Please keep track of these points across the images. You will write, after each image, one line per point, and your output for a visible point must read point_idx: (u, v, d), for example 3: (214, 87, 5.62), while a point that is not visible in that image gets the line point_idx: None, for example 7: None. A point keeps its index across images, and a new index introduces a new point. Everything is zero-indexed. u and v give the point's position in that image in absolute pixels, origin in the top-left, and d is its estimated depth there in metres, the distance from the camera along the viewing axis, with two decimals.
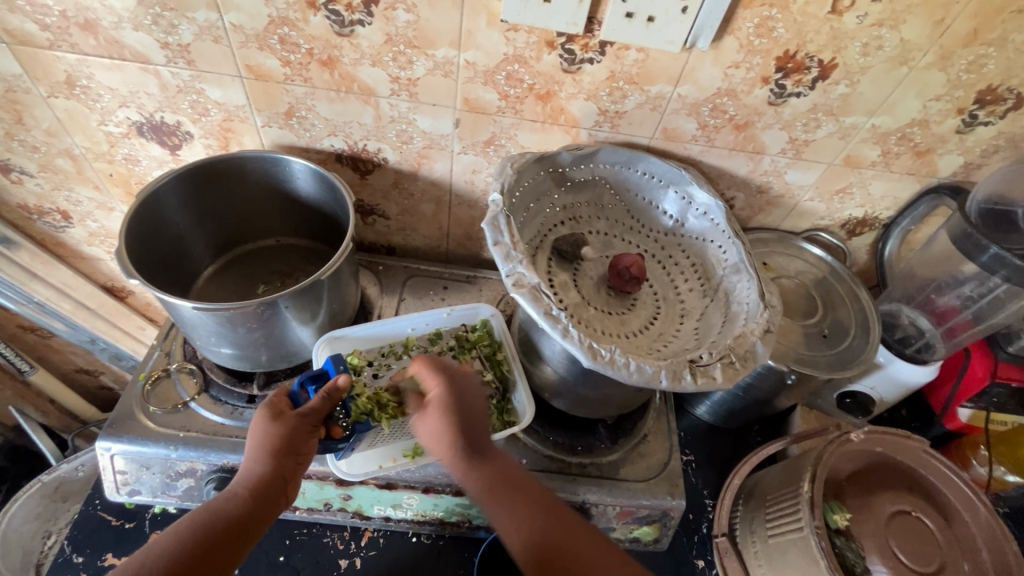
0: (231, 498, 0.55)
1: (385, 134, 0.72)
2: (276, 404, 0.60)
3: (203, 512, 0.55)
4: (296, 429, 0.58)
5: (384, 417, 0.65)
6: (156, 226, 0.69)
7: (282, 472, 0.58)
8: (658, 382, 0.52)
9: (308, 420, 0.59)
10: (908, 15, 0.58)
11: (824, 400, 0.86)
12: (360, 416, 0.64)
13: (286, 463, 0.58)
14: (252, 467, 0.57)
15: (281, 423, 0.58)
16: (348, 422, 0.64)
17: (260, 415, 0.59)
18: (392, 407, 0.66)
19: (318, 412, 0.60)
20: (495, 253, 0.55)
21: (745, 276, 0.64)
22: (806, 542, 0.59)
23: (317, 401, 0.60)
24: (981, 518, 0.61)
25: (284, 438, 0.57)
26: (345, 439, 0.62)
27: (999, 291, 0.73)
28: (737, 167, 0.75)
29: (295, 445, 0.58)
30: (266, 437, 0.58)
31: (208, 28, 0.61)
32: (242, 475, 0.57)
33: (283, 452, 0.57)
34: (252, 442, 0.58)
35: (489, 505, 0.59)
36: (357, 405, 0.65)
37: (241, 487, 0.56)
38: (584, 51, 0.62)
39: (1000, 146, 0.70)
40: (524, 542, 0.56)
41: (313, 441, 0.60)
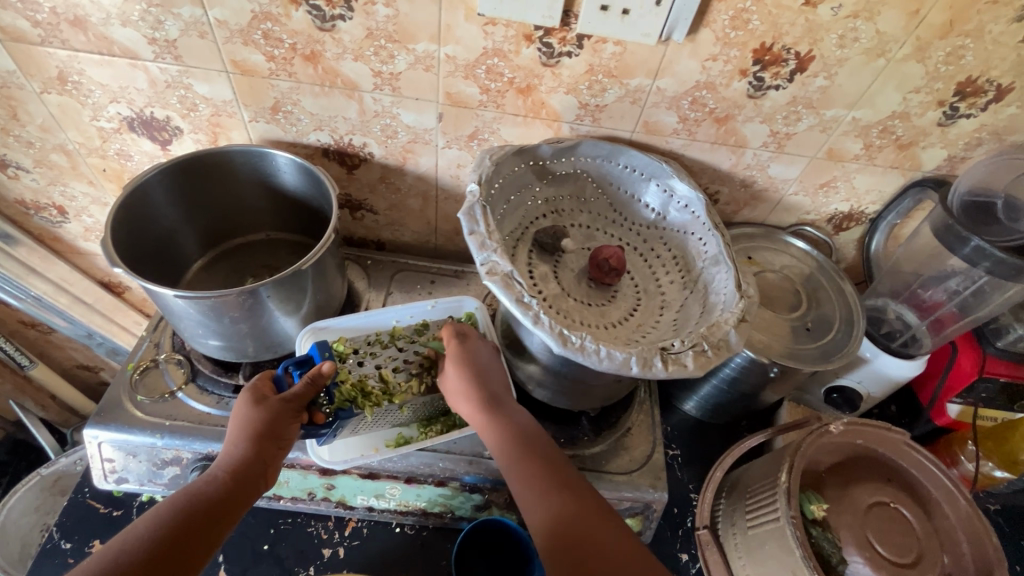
0: (212, 481, 0.56)
1: (370, 129, 0.73)
2: (260, 388, 0.61)
3: (183, 495, 0.55)
4: (278, 414, 0.59)
5: (368, 405, 0.65)
6: (144, 218, 0.70)
7: (263, 456, 0.59)
8: (629, 369, 0.53)
9: (290, 405, 0.60)
10: (882, 6, 0.58)
11: (811, 395, 0.86)
12: (343, 403, 0.64)
13: (266, 447, 0.59)
14: (232, 451, 0.58)
15: (263, 407, 0.59)
16: (331, 408, 0.63)
17: (242, 400, 0.60)
18: (376, 395, 0.67)
19: (300, 398, 0.61)
20: (469, 242, 0.56)
21: (723, 267, 0.64)
22: (782, 532, 0.59)
23: (300, 386, 0.61)
24: (961, 509, 0.61)
25: (266, 422, 0.59)
26: (326, 425, 0.63)
27: (983, 283, 0.73)
28: (720, 161, 0.76)
29: (276, 429, 0.59)
30: (248, 421, 0.59)
31: (193, 24, 0.63)
32: (223, 459, 0.58)
33: (264, 437, 0.59)
34: (234, 426, 0.59)
35: (508, 462, 0.60)
36: (340, 393, 0.64)
37: (222, 470, 0.57)
38: (562, 44, 0.63)
39: (983, 139, 0.70)
40: (543, 498, 0.57)
41: (294, 426, 0.61)
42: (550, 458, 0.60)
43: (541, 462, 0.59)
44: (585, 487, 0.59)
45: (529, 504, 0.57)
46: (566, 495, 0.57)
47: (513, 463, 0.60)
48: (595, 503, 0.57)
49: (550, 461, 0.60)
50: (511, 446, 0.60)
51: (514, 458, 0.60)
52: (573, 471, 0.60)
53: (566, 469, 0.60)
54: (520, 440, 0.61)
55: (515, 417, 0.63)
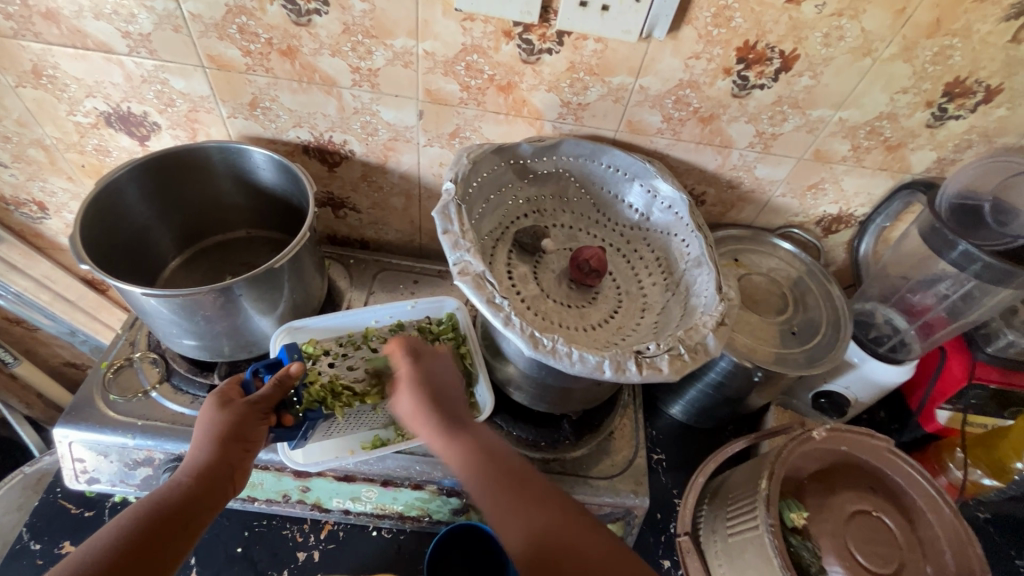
0: (176, 487, 0.54)
1: (350, 126, 0.72)
2: (227, 390, 0.60)
3: (145, 503, 0.53)
4: (244, 416, 0.58)
5: (337, 405, 0.67)
6: (118, 214, 0.69)
7: (229, 460, 0.57)
8: (602, 372, 0.51)
9: (258, 407, 0.59)
10: (868, 4, 0.57)
11: (798, 399, 0.85)
12: (313, 403, 0.65)
13: (233, 450, 0.57)
14: (197, 455, 0.56)
15: (229, 410, 0.58)
16: (301, 408, 0.64)
17: (208, 403, 0.59)
18: (347, 395, 0.68)
19: (268, 399, 0.60)
20: (442, 241, 0.55)
21: (705, 269, 0.63)
22: (760, 541, 0.58)
23: (267, 387, 0.60)
24: (946, 519, 0.60)
25: (232, 424, 0.57)
26: (296, 426, 0.62)
27: (971, 287, 0.71)
28: (705, 161, 0.74)
29: (243, 431, 0.58)
30: (214, 424, 0.57)
31: (167, 17, 0.62)
32: (188, 464, 0.56)
33: (231, 439, 0.57)
34: (199, 431, 0.58)
35: (474, 487, 0.56)
36: (310, 393, 0.65)
37: (186, 476, 0.55)
38: (542, 41, 0.62)
39: (972, 141, 0.69)
40: (518, 519, 0.54)
41: (263, 428, 0.60)
42: (518, 472, 0.58)
43: (509, 480, 0.57)
44: (559, 495, 0.57)
45: (504, 528, 0.54)
46: (542, 511, 0.55)
47: (481, 487, 0.56)
48: (572, 511, 0.55)
49: (520, 476, 0.57)
50: (476, 469, 0.57)
51: (482, 481, 0.56)
52: (542, 481, 0.58)
53: (535, 481, 0.57)
54: (484, 457, 0.58)
55: (473, 433, 0.60)
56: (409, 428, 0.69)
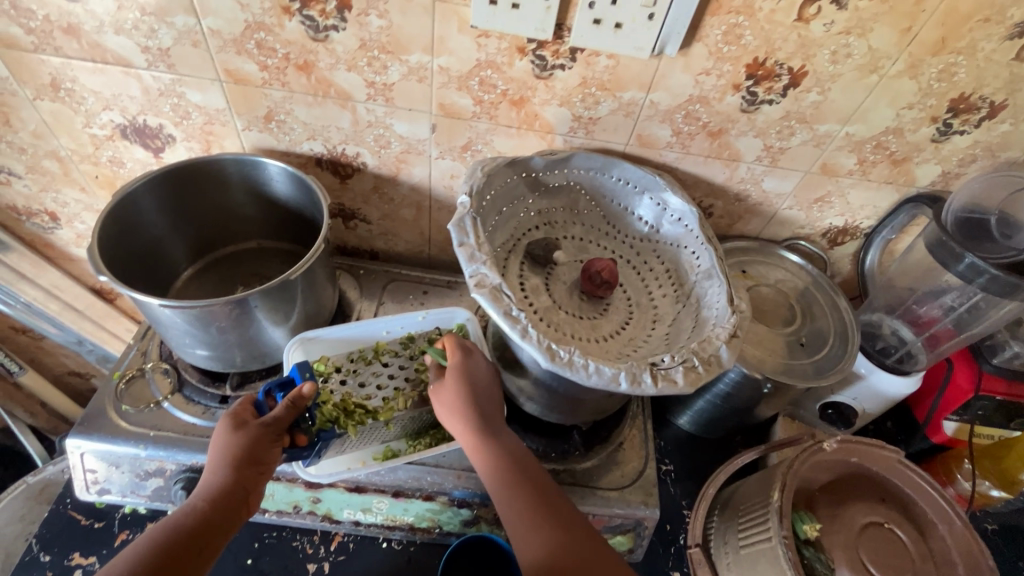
0: (192, 511, 0.55)
1: (363, 138, 0.73)
2: (240, 413, 0.61)
3: (161, 529, 0.54)
4: (256, 439, 0.58)
5: (350, 424, 0.66)
6: (134, 226, 0.70)
7: (243, 483, 0.58)
8: (618, 384, 0.52)
9: (270, 429, 0.59)
10: (875, 23, 0.58)
11: (806, 410, 0.85)
12: (325, 423, 0.65)
13: (245, 473, 0.58)
14: (212, 479, 0.57)
15: (242, 433, 0.58)
16: (314, 428, 0.63)
17: (222, 426, 0.60)
18: (359, 413, 0.68)
19: (280, 421, 0.60)
20: (459, 253, 0.55)
21: (716, 281, 0.64)
22: (774, 552, 0.58)
23: (279, 410, 0.60)
24: (957, 532, 0.60)
25: (244, 448, 0.57)
26: (310, 446, 0.63)
27: (979, 300, 0.72)
28: (714, 174, 0.75)
29: (255, 454, 0.58)
30: (227, 447, 0.58)
31: (187, 33, 0.63)
32: (203, 488, 0.57)
33: (244, 463, 0.57)
34: (213, 454, 0.58)
35: (499, 491, 0.59)
36: (322, 414, 0.65)
37: (202, 499, 0.56)
38: (555, 57, 0.63)
39: (977, 155, 0.70)
40: (532, 526, 0.56)
41: (276, 450, 0.60)
42: (541, 485, 0.60)
43: (535, 491, 0.59)
44: (575, 515, 0.59)
45: (521, 538, 0.56)
46: (560, 530, 0.56)
47: (506, 493, 0.59)
48: (586, 533, 0.57)
49: (543, 490, 0.60)
50: (501, 468, 0.60)
51: (509, 489, 0.59)
52: (561, 497, 0.60)
53: (556, 496, 0.60)
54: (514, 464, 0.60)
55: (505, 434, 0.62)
56: (421, 440, 0.70)
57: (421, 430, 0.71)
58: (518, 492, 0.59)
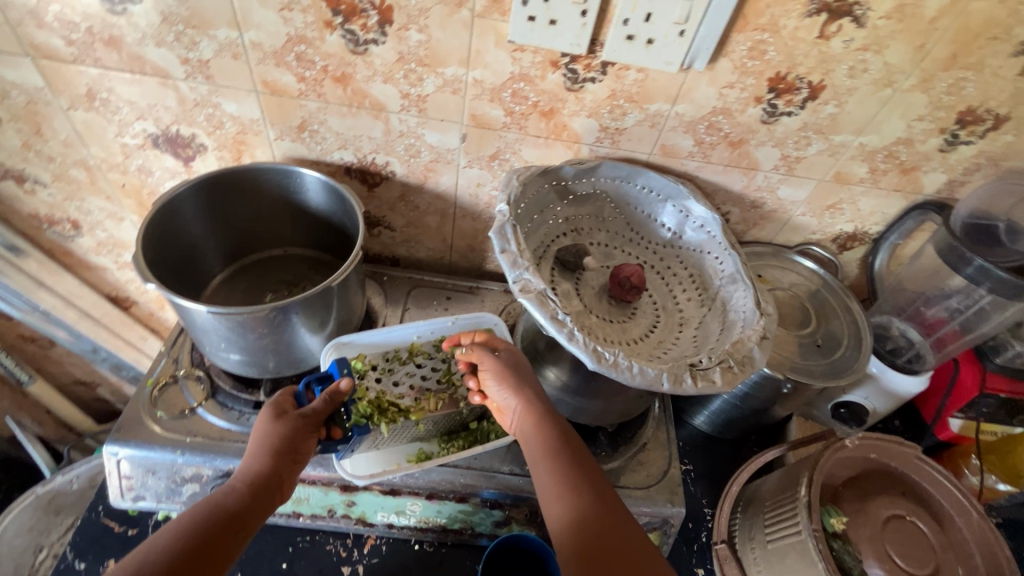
0: (231, 492, 0.55)
1: (393, 148, 0.75)
2: (282, 403, 0.62)
3: (203, 506, 0.54)
4: (297, 429, 0.59)
5: (384, 421, 0.66)
6: (172, 232, 0.71)
7: (280, 471, 0.58)
8: (660, 384, 0.55)
9: (309, 420, 0.60)
10: (891, 40, 0.62)
11: (819, 410, 0.88)
12: (360, 419, 0.65)
13: (283, 462, 0.58)
14: (251, 464, 0.57)
15: (284, 421, 0.59)
16: (348, 424, 0.64)
17: (263, 413, 0.60)
18: (392, 411, 0.68)
19: (319, 413, 0.61)
20: (502, 259, 0.58)
21: (741, 286, 0.66)
22: (804, 546, 0.61)
23: (319, 402, 0.61)
24: (973, 521, 0.63)
25: (285, 437, 0.58)
26: (344, 440, 0.63)
27: (984, 303, 0.75)
28: (732, 182, 0.78)
29: (294, 444, 0.59)
30: (268, 434, 0.58)
31: (228, 45, 0.64)
32: (241, 471, 0.57)
33: (283, 451, 0.58)
34: (254, 441, 0.59)
35: (540, 470, 0.60)
36: (358, 410, 0.66)
37: (240, 482, 0.56)
38: (587, 70, 0.65)
39: (981, 164, 0.74)
40: (571, 500, 0.57)
41: (313, 441, 0.61)
42: (584, 465, 0.60)
43: (580, 471, 0.59)
44: (615, 502, 0.58)
45: (559, 509, 0.57)
46: (599, 511, 0.56)
47: (554, 468, 0.59)
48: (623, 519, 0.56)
49: (583, 473, 0.59)
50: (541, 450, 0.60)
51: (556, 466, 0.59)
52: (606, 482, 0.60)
53: (599, 480, 0.60)
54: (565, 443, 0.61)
55: (550, 417, 0.63)
56: (454, 442, 0.72)
57: (454, 433, 0.73)
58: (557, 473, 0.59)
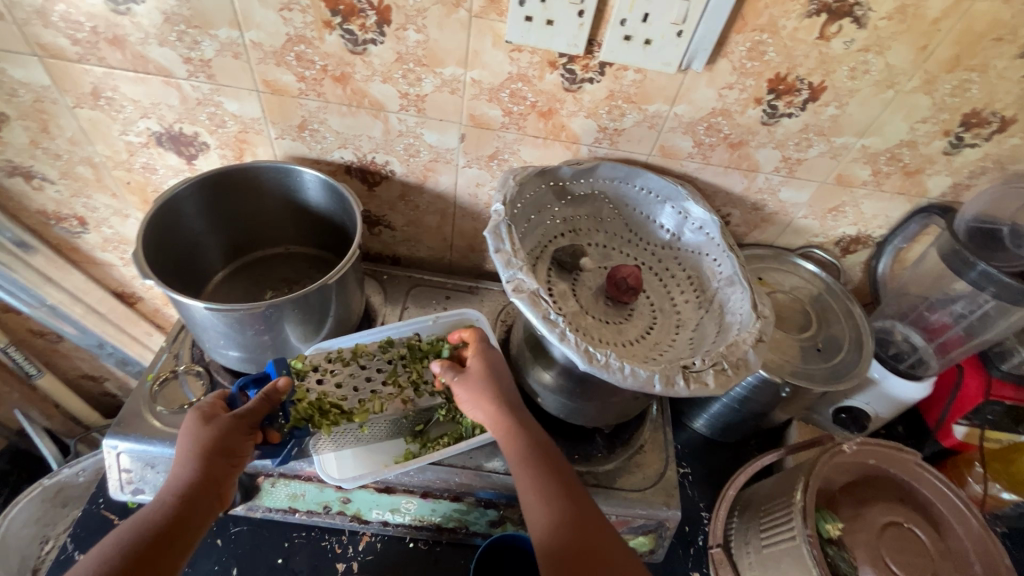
0: (161, 505, 0.55)
1: (393, 147, 0.75)
2: (210, 407, 0.61)
3: (133, 522, 0.54)
4: (227, 431, 0.59)
5: (325, 424, 0.66)
6: (172, 229, 0.72)
7: (214, 474, 0.58)
8: (652, 387, 0.54)
9: (242, 422, 0.60)
10: (893, 41, 0.61)
11: (820, 415, 0.87)
12: (299, 421, 0.64)
13: (217, 466, 0.58)
14: (181, 472, 0.57)
15: (212, 425, 0.59)
16: (285, 426, 0.64)
17: (190, 419, 0.60)
18: (334, 413, 0.68)
19: (253, 413, 0.61)
20: (496, 259, 0.58)
21: (738, 288, 0.66)
22: (798, 551, 0.60)
23: (251, 402, 0.60)
24: (973, 530, 0.62)
25: (214, 440, 0.58)
26: (281, 443, 0.64)
27: (988, 308, 0.74)
28: (732, 184, 0.78)
29: (226, 446, 0.58)
30: (197, 440, 0.58)
31: (229, 45, 0.65)
32: (172, 482, 0.57)
33: (214, 454, 0.58)
34: (182, 449, 0.58)
35: (520, 473, 0.60)
36: (297, 411, 0.65)
37: (171, 494, 0.56)
38: (585, 71, 0.65)
39: (987, 167, 0.72)
40: (549, 510, 0.57)
41: (248, 443, 0.61)
42: (558, 469, 0.61)
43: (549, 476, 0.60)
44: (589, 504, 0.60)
45: (533, 519, 0.57)
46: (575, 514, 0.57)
47: (523, 477, 0.60)
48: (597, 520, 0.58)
49: (560, 475, 0.60)
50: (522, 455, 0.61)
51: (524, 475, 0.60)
52: (579, 484, 0.61)
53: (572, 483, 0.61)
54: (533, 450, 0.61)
55: (526, 423, 0.63)
56: (440, 440, 0.71)
57: (440, 433, 0.72)
58: (535, 476, 0.60)
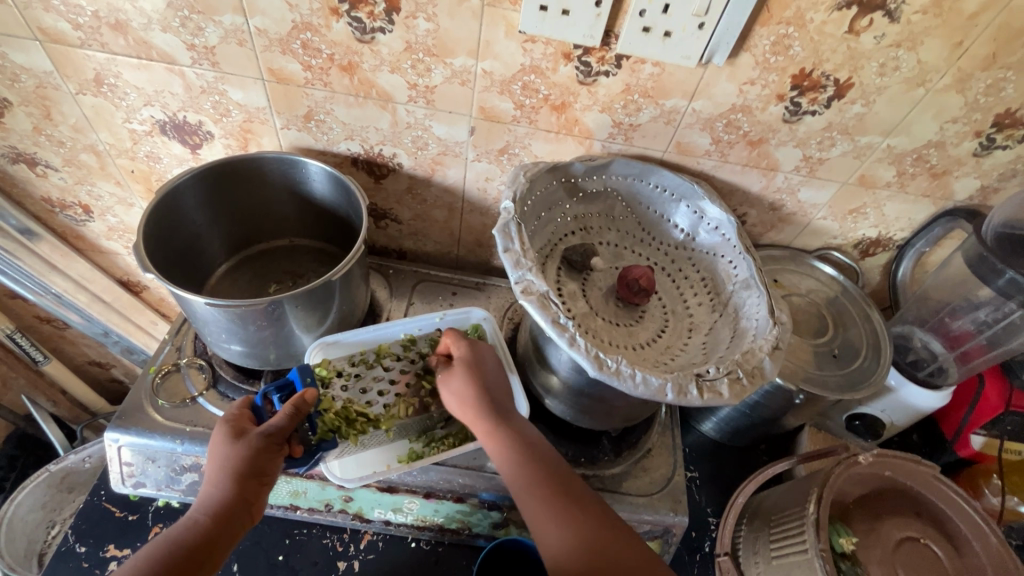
0: (192, 526, 0.52)
1: (401, 139, 0.73)
2: (238, 421, 0.57)
3: (162, 543, 0.52)
4: (257, 451, 0.55)
5: (352, 434, 0.65)
6: (174, 221, 0.71)
7: (244, 496, 0.55)
8: (664, 395, 0.53)
9: (272, 439, 0.56)
10: (926, 36, 0.58)
11: (833, 420, 0.84)
12: (327, 433, 0.61)
13: (249, 487, 0.55)
14: (212, 491, 0.54)
15: (242, 443, 0.55)
16: (313, 439, 0.60)
17: (218, 433, 0.56)
18: (360, 422, 0.66)
19: (282, 430, 0.57)
20: (505, 259, 0.56)
21: (754, 292, 0.63)
22: (809, 564, 0.58)
23: (281, 418, 0.56)
24: (992, 547, 0.59)
25: (245, 460, 0.54)
26: (307, 456, 0.60)
27: (1014, 317, 0.71)
28: (750, 183, 0.75)
29: (259, 466, 0.55)
30: (227, 458, 0.54)
31: (234, 31, 0.63)
32: (203, 501, 0.54)
33: (246, 475, 0.54)
34: (213, 466, 0.55)
35: (519, 482, 0.59)
36: (324, 422, 0.61)
37: (203, 514, 0.53)
38: (600, 63, 0.63)
39: (1017, 170, 0.70)
40: (556, 519, 0.56)
41: (278, 460, 0.57)
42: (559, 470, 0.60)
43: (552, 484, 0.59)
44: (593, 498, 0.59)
45: (539, 528, 0.57)
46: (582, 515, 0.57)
47: (522, 487, 0.59)
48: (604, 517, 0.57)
49: (561, 474, 0.60)
50: (520, 466, 0.59)
51: (523, 485, 0.59)
52: (584, 485, 0.60)
53: (576, 482, 0.60)
54: (528, 457, 0.60)
55: (523, 429, 0.62)
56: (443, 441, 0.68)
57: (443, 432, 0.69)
58: (537, 484, 0.58)
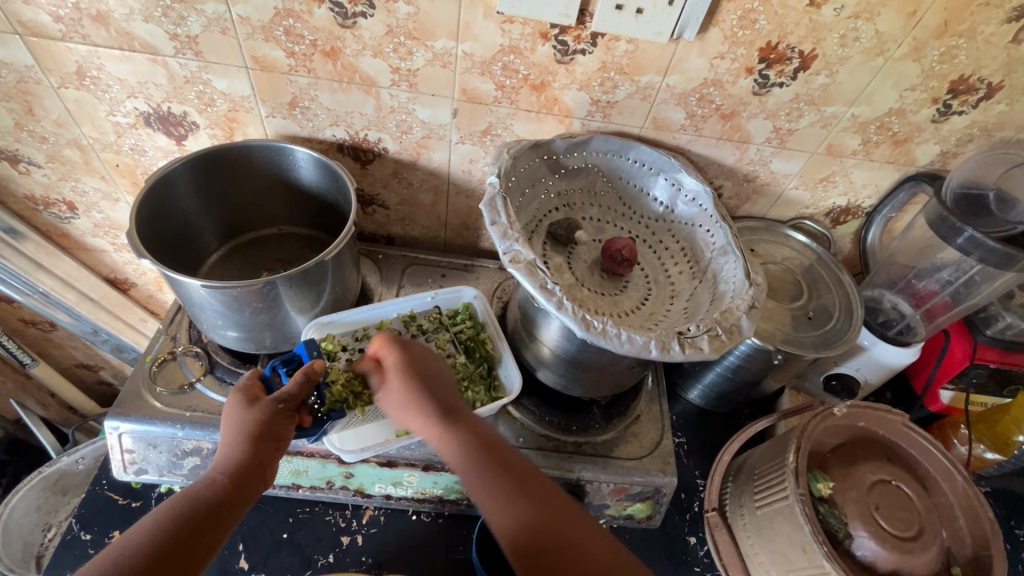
0: (211, 485, 0.56)
1: (385, 124, 0.75)
2: (251, 389, 0.61)
3: (182, 500, 0.55)
4: (273, 414, 0.59)
5: (359, 405, 0.69)
6: (167, 207, 0.72)
7: (260, 458, 0.58)
8: (648, 352, 0.56)
9: (285, 405, 0.60)
10: (882, 7, 0.62)
11: (811, 382, 0.89)
12: (335, 403, 0.67)
13: (264, 449, 0.59)
14: (229, 453, 0.58)
15: (257, 408, 0.59)
16: (322, 410, 0.65)
17: (233, 401, 0.59)
18: (367, 395, 0.70)
19: (294, 397, 0.60)
20: (492, 231, 0.59)
21: (731, 257, 0.67)
22: (791, 509, 0.62)
23: (293, 385, 0.60)
24: (958, 487, 0.65)
25: (262, 422, 0.58)
26: (316, 425, 0.64)
27: (974, 274, 0.76)
28: (724, 156, 0.78)
29: (273, 429, 0.59)
30: (245, 422, 0.58)
31: (216, 20, 0.64)
32: (221, 462, 0.57)
33: (262, 437, 0.58)
34: (228, 429, 0.58)
35: (469, 473, 0.58)
36: (332, 393, 0.67)
37: (220, 474, 0.56)
38: (577, 42, 0.65)
39: (973, 135, 0.74)
40: (510, 514, 0.55)
41: (291, 426, 0.61)
42: (509, 465, 0.59)
43: (504, 471, 0.58)
44: (545, 486, 0.58)
45: (494, 516, 0.56)
46: (529, 505, 0.56)
47: (473, 477, 0.58)
48: (559, 504, 0.57)
49: (509, 465, 0.59)
50: (471, 458, 0.59)
51: (477, 476, 0.58)
52: (536, 475, 0.59)
53: (524, 471, 0.59)
54: (479, 449, 0.59)
55: (468, 427, 0.61)
56: None
57: None
58: (491, 478, 0.57)
